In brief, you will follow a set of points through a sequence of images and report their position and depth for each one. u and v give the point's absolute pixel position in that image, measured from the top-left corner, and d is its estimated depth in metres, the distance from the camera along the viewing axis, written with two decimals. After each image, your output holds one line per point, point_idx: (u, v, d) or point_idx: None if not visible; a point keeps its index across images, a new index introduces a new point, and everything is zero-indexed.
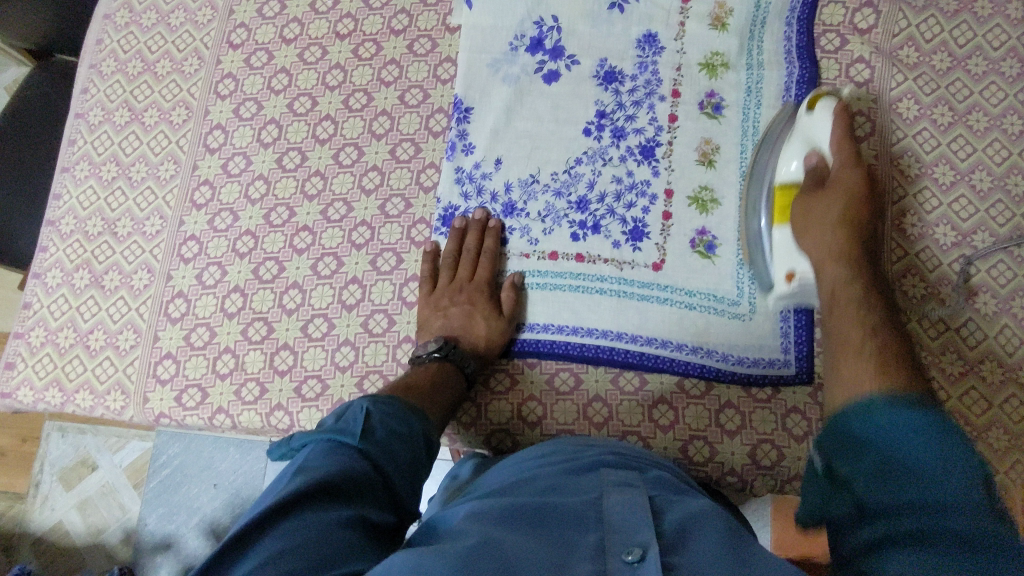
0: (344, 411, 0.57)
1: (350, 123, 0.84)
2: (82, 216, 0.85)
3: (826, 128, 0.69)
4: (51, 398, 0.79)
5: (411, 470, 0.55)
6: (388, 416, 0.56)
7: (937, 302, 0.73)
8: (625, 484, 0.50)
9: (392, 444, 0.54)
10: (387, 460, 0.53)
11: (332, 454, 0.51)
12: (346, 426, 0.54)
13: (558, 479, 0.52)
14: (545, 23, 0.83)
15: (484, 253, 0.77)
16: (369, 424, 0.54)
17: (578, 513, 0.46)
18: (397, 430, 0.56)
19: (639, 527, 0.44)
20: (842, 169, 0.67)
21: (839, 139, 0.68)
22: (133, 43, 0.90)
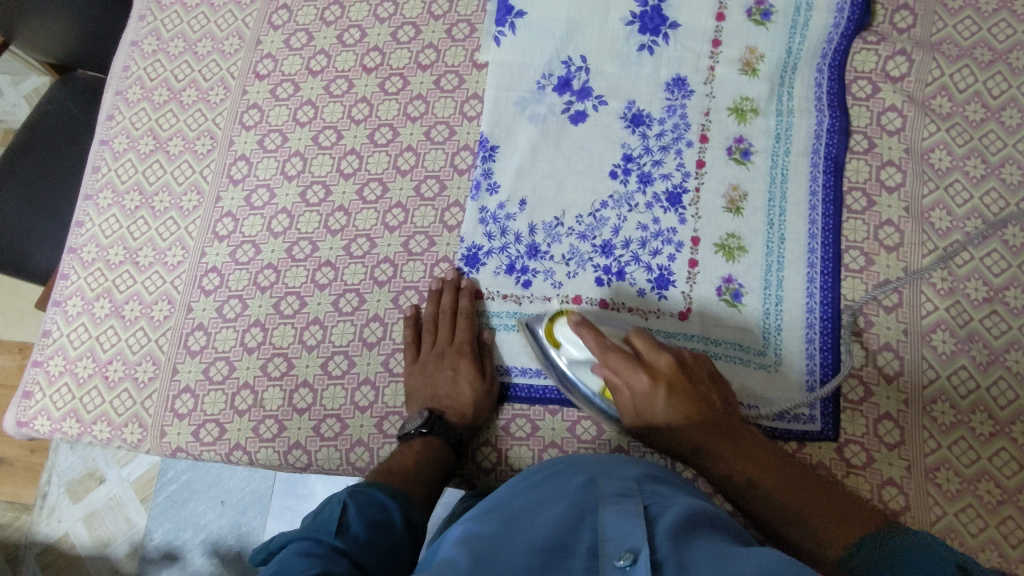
0: (321, 508, 0.55)
1: (375, 158, 0.83)
2: (104, 244, 0.85)
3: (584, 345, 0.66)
4: (69, 428, 0.79)
5: (393, 561, 0.53)
6: (364, 507, 0.56)
7: (968, 359, 0.72)
8: (621, 494, 0.50)
9: (372, 534, 0.53)
10: (367, 551, 0.51)
11: (310, 551, 0.48)
12: (322, 523, 0.52)
13: (556, 493, 0.52)
14: (573, 63, 0.83)
15: (462, 314, 0.76)
16: (346, 519, 0.53)
17: (571, 523, 0.46)
18: (377, 519, 0.56)
19: (632, 532, 0.43)
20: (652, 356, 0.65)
21: (603, 357, 0.65)
22: (159, 71, 0.90)
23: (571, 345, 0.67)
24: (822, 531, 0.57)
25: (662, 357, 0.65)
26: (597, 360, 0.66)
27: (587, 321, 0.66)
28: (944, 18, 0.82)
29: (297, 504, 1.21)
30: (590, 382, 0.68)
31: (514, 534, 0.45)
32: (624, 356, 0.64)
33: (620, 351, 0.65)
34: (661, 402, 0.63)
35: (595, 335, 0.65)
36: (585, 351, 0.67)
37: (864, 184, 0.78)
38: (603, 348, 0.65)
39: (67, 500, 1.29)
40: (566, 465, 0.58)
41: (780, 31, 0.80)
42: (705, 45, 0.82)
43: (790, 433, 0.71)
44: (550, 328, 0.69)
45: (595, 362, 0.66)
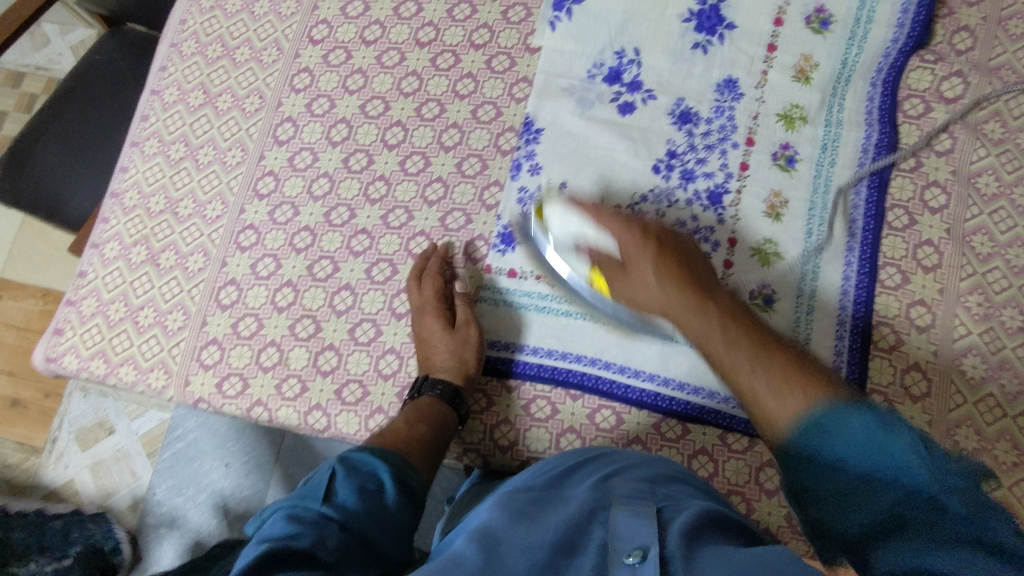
0: (314, 475, 0.57)
1: (420, 132, 0.84)
2: (146, 192, 0.86)
3: (564, 222, 0.67)
4: (95, 368, 0.80)
5: (390, 525, 0.54)
6: (353, 469, 0.56)
7: (997, 387, 0.71)
8: (633, 498, 0.50)
9: (367, 498, 0.54)
10: (360, 515, 0.52)
11: (295, 519, 0.49)
12: (311, 490, 0.53)
13: (573, 492, 0.53)
14: (626, 55, 0.83)
15: (425, 276, 0.76)
16: (334, 485, 0.54)
17: (583, 519, 0.47)
18: (371, 484, 0.56)
19: (643, 529, 0.44)
20: (641, 246, 0.63)
21: (597, 212, 0.66)
22: (215, 27, 0.91)
23: (564, 228, 0.67)
24: (767, 421, 0.50)
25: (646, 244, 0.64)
26: (590, 227, 0.66)
27: (580, 198, 0.68)
28: (1004, 43, 0.81)
29: (303, 471, 1.21)
30: (579, 269, 0.69)
31: (523, 532, 0.46)
32: (632, 232, 0.64)
33: (637, 225, 0.65)
34: (648, 262, 0.63)
35: (596, 205, 0.67)
36: (577, 227, 0.67)
37: (906, 203, 0.77)
38: (600, 218, 0.66)
39: (78, 445, 1.31)
40: (583, 464, 0.59)
41: (837, 41, 0.80)
42: (760, 49, 0.81)
43: None
44: (541, 209, 0.71)
45: (587, 233, 0.66)
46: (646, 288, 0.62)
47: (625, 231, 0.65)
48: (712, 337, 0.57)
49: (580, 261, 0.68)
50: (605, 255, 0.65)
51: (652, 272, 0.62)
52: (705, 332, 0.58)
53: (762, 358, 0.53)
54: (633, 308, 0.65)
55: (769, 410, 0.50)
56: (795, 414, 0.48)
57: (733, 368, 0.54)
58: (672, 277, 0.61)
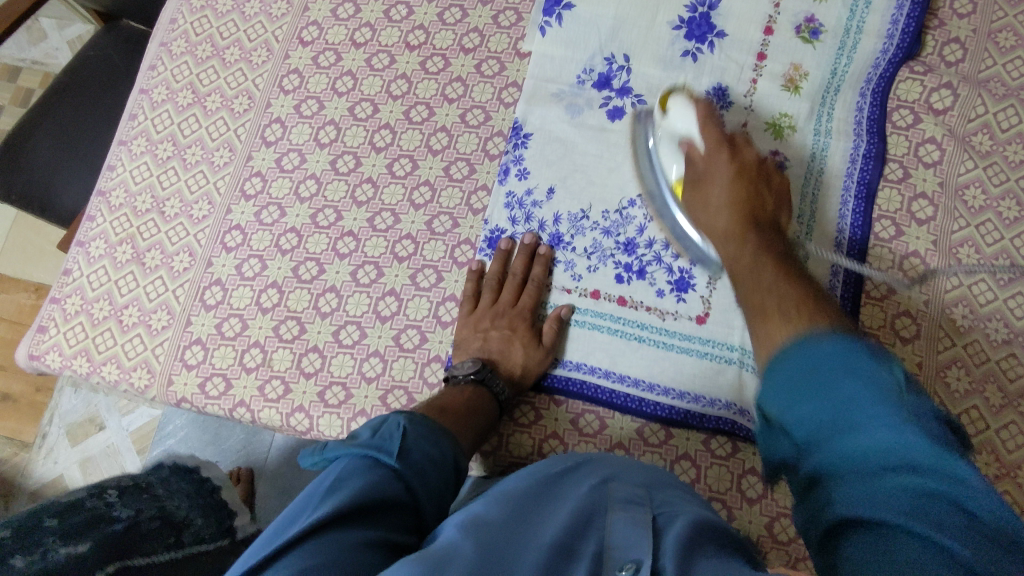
0: (380, 426, 0.59)
1: (409, 135, 0.84)
2: (133, 190, 0.85)
3: (683, 116, 0.71)
4: (78, 366, 0.80)
5: (440, 497, 0.57)
6: (421, 437, 0.58)
7: (981, 399, 0.71)
8: (630, 502, 0.50)
9: (426, 467, 0.57)
10: (419, 481, 0.55)
11: (367, 471, 0.53)
12: (384, 443, 0.56)
13: (568, 492, 0.52)
14: (616, 61, 0.82)
15: (531, 281, 0.76)
16: (406, 445, 0.57)
17: (580, 523, 0.47)
18: (430, 453, 0.58)
19: (638, 544, 0.43)
20: (712, 156, 0.69)
21: (703, 125, 0.70)
22: (205, 27, 0.91)
23: (680, 118, 0.71)
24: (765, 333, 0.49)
25: (721, 160, 0.68)
26: (696, 132, 0.70)
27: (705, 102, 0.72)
28: (994, 56, 0.81)
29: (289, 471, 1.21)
30: (669, 169, 0.73)
31: (519, 534, 0.45)
32: (718, 137, 0.69)
33: (717, 133, 0.69)
34: (723, 159, 0.68)
35: (706, 107, 0.71)
36: (689, 121, 0.71)
37: (894, 214, 0.77)
38: (705, 123, 0.70)
39: (66, 441, 1.31)
40: (577, 465, 0.59)
41: (826, 51, 0.80)
42: (750, 57, 0.81)
43: None
44: (665, 99, 0.74)
45: (694, 134, 0.70)
46: (713, 211, 0.67)
47: (719, 156, 0.68)
48: (742, 256, 0.61)
49: (678, 165, 0.72)
50: (692, 161, 0.70)
51: (720, 193, 0.67)
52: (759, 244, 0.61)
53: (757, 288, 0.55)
54: (705, 224, 0.69)
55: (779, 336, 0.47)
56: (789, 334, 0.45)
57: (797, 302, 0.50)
58: (733, 209, 0.65)
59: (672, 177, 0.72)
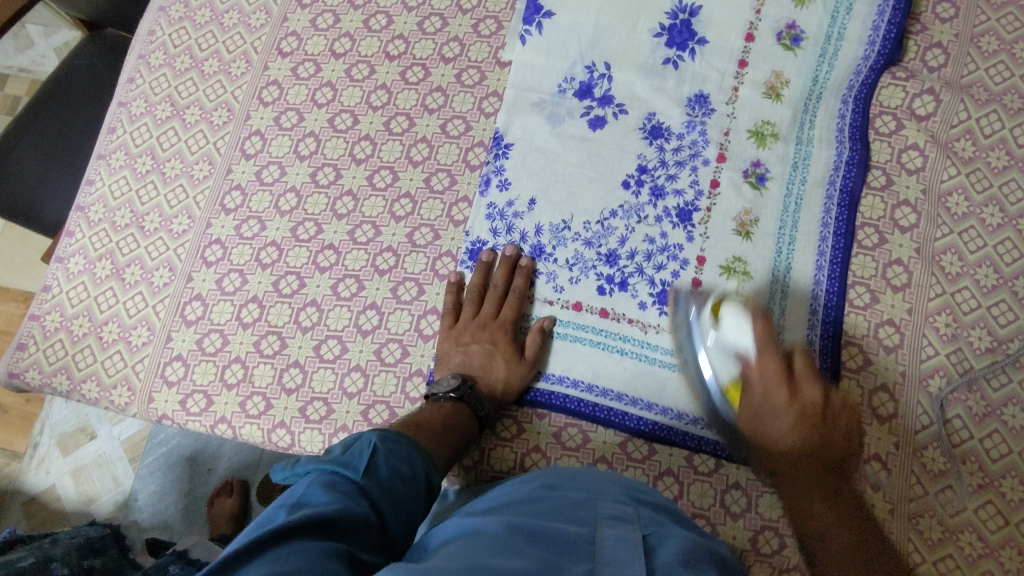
0: (351, 443, 0.59)
1: (389, 146, 0.83)
2: (112, 205, 0.85)
3: (744, 333, 0.65)
4: (58, 384, 0.79)
5: (408, 514, 0.57)
6: (391, 455, 0.59)
7: (964, 408, 0.71)
8: (619, 520, 0.50)
9: (394, 485, 0.57)
10: (386, 499, 0.55)
11: (333, 487, 0.52)
12: (351, 460, 0.56)
13: (556, 510, 0.52)
14: (597, 69, 0.82)
15: (512, 293, 0.76)
16: (374, 462, 0.57)
17: (572, 541, 0.47)
18: (400, 470, 0.58)
19: (629, 560, 0.44)
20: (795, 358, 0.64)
21: (762, 348, 0.64)
22: (184, 38, 0.90)
23: (732, 330, 0.66)
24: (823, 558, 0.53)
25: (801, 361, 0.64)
26: (752, 348, 0.64)
27: (764, 314, 0.66)
28: (976, 60, 0.80)
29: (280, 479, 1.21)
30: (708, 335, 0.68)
31: (512, 544, 0.46)
32: (772, 347, 0.64)
33: (779, 356, 0.63)
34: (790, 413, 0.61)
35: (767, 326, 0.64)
36: (747, 337, 0.65)
37: (877, 222, 0.77)
38: (764, 345, 0.64)
39: (57, 452, 1.30)
40: (569, 477, 0.59)
41: (808, 58, 0.80)
42: (731, 65, 0.81)
43: None
44: (718, 305, 0.69)
45: (750, 352, 0.65)
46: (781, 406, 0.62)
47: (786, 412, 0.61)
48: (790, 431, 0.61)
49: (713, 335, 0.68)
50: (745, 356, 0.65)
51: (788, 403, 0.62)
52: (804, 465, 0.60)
53: (809, 512, 0.57)
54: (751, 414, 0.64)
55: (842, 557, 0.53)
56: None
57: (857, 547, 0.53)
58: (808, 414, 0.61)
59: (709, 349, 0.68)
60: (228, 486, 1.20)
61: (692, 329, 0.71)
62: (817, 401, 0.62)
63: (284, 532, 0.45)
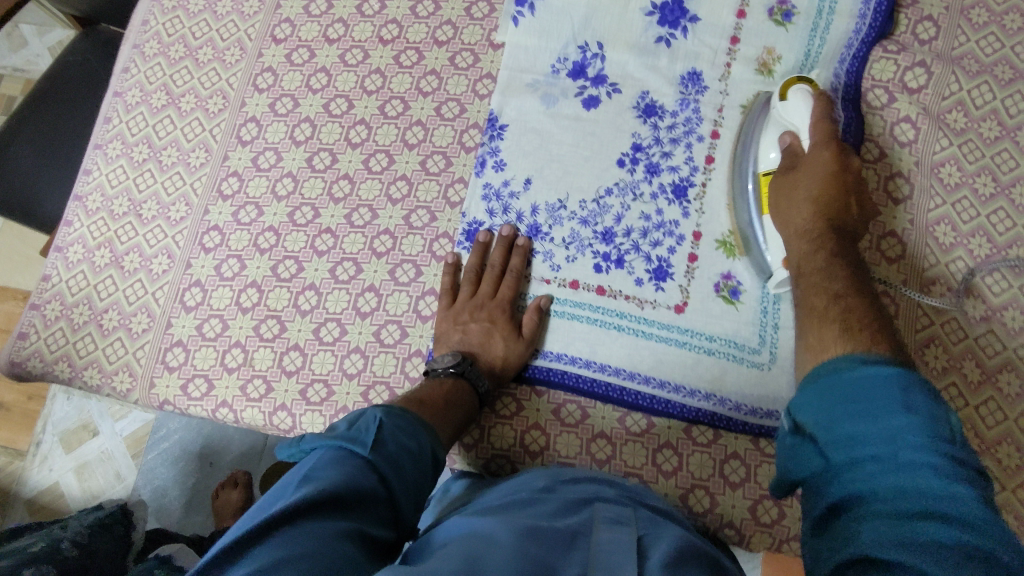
0: (357, 419, 0.59)
1: (384, 130, 0.83)
2: (109, 194, 0.85)
3: (803, 112, 0.70)
4: (59, 372, 0.80)
5: (416, 489, 0.57)
6: (398, 430, 0.59)
7: (960, 376, 0.71)
8: (616, 522, 0.51)
9: (402, 459, 0.57)
10: (395, 473, 0.55)
11: (341, 461, 0.53)
12: (358, 435, 0.56)
13: (555, 511, 0.53)
14: (590, 49, 0.82)
15: (509, 272, 0.76)
16: (381, 436, 0.57)
17: (568, 542, 0.48)
18: (408, 446, 0.58)
19: (623, 561, 0.44)
20: (817, 149, 0.67)
21: (816, 125, 0.68)
22: (177, 27, 0.91)
23: (795, 109, 0.71)
24: (822, 350, 0.52)
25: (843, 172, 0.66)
26: (802, 124, 0.70)
27: (828, 96, 0.70)
28: (967, 32, 0.81)
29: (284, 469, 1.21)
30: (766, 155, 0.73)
31: (508, 542, 0.47)
32: (824, 139, 0.67)
33: (825, 129, 0.68)
34: (823, 158, 0.67)
35: (826, 125, 0.68)
36: (798, 125, 0.71)
37: (870, 194, 0.77)
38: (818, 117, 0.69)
39: (61, 448, 1.31)
40: (568, 483, 0.60)
41: (799, 33, 0.80)
42: (723, 41, 0.81)
43: (777, 432, 0.71)
44: (785, 90, 0.73)
45: (801, 130, 0.70)
46: (795, 199, 0.67)
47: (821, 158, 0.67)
48: (816, 257, 0.63)
49: (776, 152, 0.72)
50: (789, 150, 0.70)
51: (816, 177, 0.66)
52: (803, 254, 0.64)
53: (822, 317, 0.55)
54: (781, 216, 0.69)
55: (813, 346, 0.54)
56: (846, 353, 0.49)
57: (814, 314, 0.56)
58: (824, 211, 0.65)
59: (767, 164, 0.72)
60: (233, 479, 1.19)
61: (748, 189, 0.74)
62: (841, 185, 0.66)
63: (287, 510, 0.46)
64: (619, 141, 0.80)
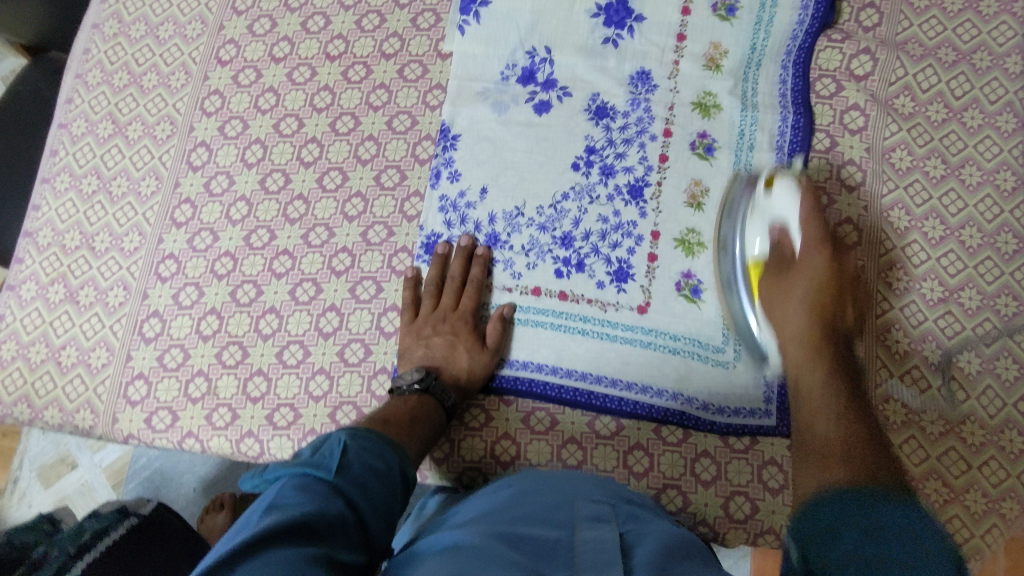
0: (321, 444, 0.58)
1: (336, 147, 0.83)
2: (60, 228, 0.84)
3: (791, 207, 0.65)
4: (19, 413, 0.78)
5: (386, 509, 0.56)
6: (363, 451, 0.58)
7: (921, 359, 0.72)
8: (599, 520, 0.51)
9: (368, 480, 0.56)
10: (361, 495, 0.54)
11: (306, 488, 0.52)
12: (322, 460, 0.55)
13: (533, 513, 0.52)
14: (538, 54, 0.82)
15: (470, 282, 0.76)
16: (346, 460, 0.56)
17: (551, 547, 0.48)
18: (374, 466, 0.58)
19: (609, 566, 0.45)
20: (807, 251, 0.62)
21: (806, 220, 0.63)
22: (119, 54, 0.89)
23: (782, 207, 0.66)
24: (805, 481, 0.44)
25: (819, 257, 0.62)
26: (795, 221, 0.64)
27: (816, 191, 0.65)
28: (910, 17, 0.81)
29: None
30: (752, 242, 0.68)
31: (492, 551, 0.46)
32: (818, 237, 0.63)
33: (824, 296, 0.60)
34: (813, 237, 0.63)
35: (813, 208, 0.64)
36: (787, 217, 0.65)
37: (824, 183, 0.77)
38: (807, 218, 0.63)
39: (38, 485, 1.28)
40: (543, 480, 0.59)
41: (744, 27, 0.80)
42: (669, 39, 0.81)
43: (745, 428, 0.71)
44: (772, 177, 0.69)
45: (790, 224, 0.65)
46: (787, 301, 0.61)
47: (810, 225, 0.63)
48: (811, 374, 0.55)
49: (762, 240, 0.67)
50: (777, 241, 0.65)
51: (806, 288, 0.61)
52: (797, 362, 0.58)
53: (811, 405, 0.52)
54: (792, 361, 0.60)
55: (804, 473, 0.45)
56: (822, 489, 0.41)
57: (811, 413, 0.51)
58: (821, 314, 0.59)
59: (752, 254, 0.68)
60: (219, 502, 1.15)
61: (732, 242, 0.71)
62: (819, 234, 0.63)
63: (254, 543, 0.44)
64: (572, 145, 0.79)
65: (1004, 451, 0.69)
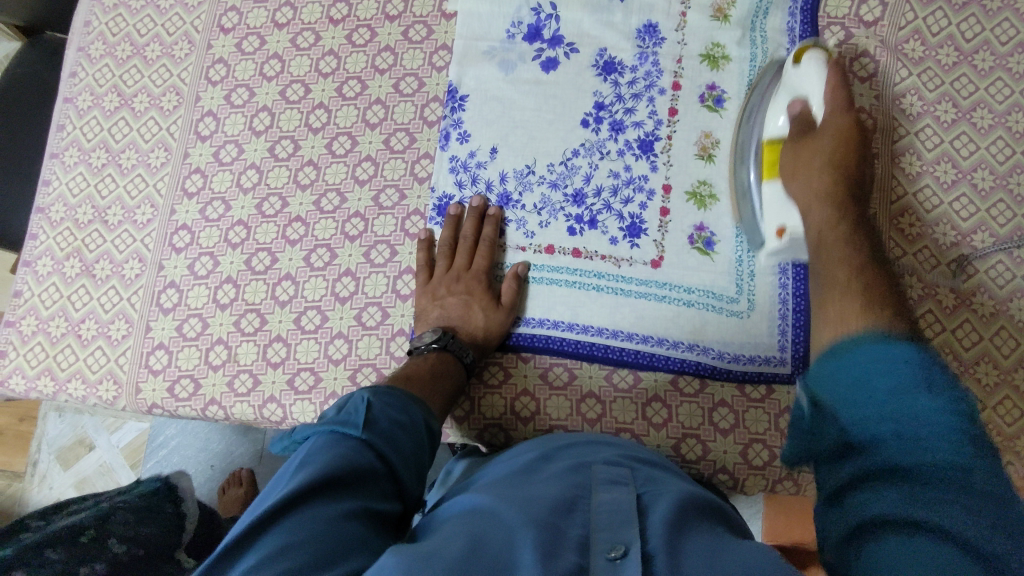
0: (345, 403, 0.59)
1: (344, 112, 0.82)
2: (72, 203, 0.84)
3: (817, 79, 0.68)
4: (43, 387, 0.79)
5: (416, 461, 0.57)
6: (387, 407, 0.59)
7: (935, 303, 0.72)
8: (616, 482, 0.51)
9: (396, 433, 0.57)
10: (390, 447, 0.55)
11: (337, 443, 0.52)
12: (349, 417, 0.56)
13: (553, 477, 0.52)
14: (543, 11, 0.81)
15: (483, 242, 0.76)
16: (372, 415, 0.57)
17: (570, 505, 0.47)
18: (400, 421, 0.58)
19: (623, 526, 0.43)
20: (831, 114, 0.66)
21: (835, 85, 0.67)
22: (121, 26, 0.89)
23: (806, 77, 0.69)
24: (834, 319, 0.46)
25: (844, 117, 0.66)
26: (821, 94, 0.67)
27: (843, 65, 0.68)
28: None
29: None
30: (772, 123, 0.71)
31: (511, 514, 0.46)
32: (844, 104, 0.66)
33: (839, 95, 0.66)
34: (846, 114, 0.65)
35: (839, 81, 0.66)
36: (814, 88, 0.68)
37: None
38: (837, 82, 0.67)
39: (59, 466, 1.30)
40: (565, 449, 0.59)
41: None
42: None
43: (761, 376, 0.72)
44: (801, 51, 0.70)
45: (813, 96, 0.68)
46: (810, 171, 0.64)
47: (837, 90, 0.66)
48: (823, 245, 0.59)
49: (785, 118, 0.70)
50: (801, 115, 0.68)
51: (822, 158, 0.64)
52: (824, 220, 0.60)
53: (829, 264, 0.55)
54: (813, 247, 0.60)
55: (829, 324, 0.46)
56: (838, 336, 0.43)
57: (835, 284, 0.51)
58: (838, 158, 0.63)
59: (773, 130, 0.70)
60: (237, 477, 1.17)
61: (751, 157, 0.73)
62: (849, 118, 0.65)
63: (286, 504, 0.45)
64: (582, 101, 0.79)
65: (1019, 389, 0.70)
